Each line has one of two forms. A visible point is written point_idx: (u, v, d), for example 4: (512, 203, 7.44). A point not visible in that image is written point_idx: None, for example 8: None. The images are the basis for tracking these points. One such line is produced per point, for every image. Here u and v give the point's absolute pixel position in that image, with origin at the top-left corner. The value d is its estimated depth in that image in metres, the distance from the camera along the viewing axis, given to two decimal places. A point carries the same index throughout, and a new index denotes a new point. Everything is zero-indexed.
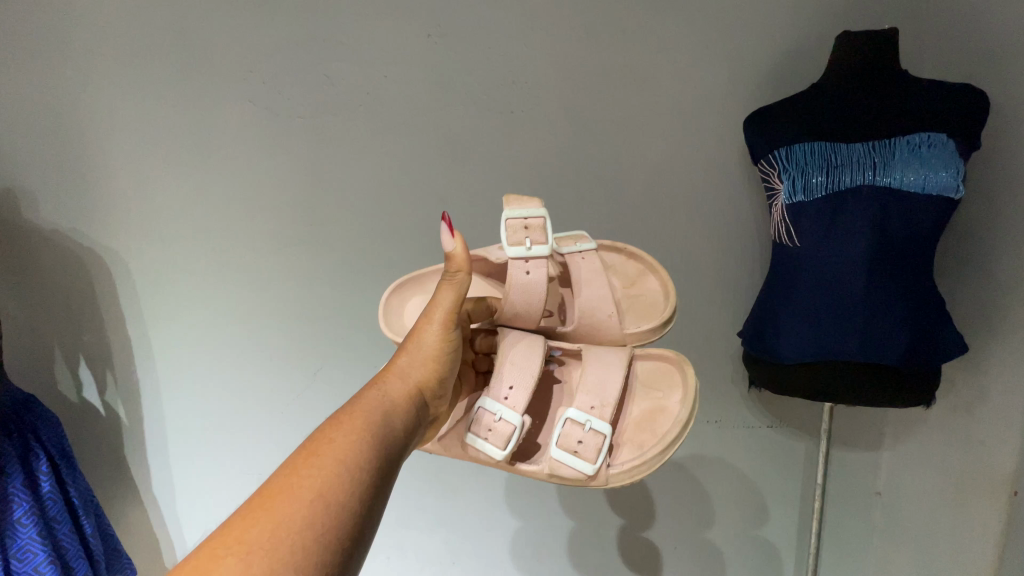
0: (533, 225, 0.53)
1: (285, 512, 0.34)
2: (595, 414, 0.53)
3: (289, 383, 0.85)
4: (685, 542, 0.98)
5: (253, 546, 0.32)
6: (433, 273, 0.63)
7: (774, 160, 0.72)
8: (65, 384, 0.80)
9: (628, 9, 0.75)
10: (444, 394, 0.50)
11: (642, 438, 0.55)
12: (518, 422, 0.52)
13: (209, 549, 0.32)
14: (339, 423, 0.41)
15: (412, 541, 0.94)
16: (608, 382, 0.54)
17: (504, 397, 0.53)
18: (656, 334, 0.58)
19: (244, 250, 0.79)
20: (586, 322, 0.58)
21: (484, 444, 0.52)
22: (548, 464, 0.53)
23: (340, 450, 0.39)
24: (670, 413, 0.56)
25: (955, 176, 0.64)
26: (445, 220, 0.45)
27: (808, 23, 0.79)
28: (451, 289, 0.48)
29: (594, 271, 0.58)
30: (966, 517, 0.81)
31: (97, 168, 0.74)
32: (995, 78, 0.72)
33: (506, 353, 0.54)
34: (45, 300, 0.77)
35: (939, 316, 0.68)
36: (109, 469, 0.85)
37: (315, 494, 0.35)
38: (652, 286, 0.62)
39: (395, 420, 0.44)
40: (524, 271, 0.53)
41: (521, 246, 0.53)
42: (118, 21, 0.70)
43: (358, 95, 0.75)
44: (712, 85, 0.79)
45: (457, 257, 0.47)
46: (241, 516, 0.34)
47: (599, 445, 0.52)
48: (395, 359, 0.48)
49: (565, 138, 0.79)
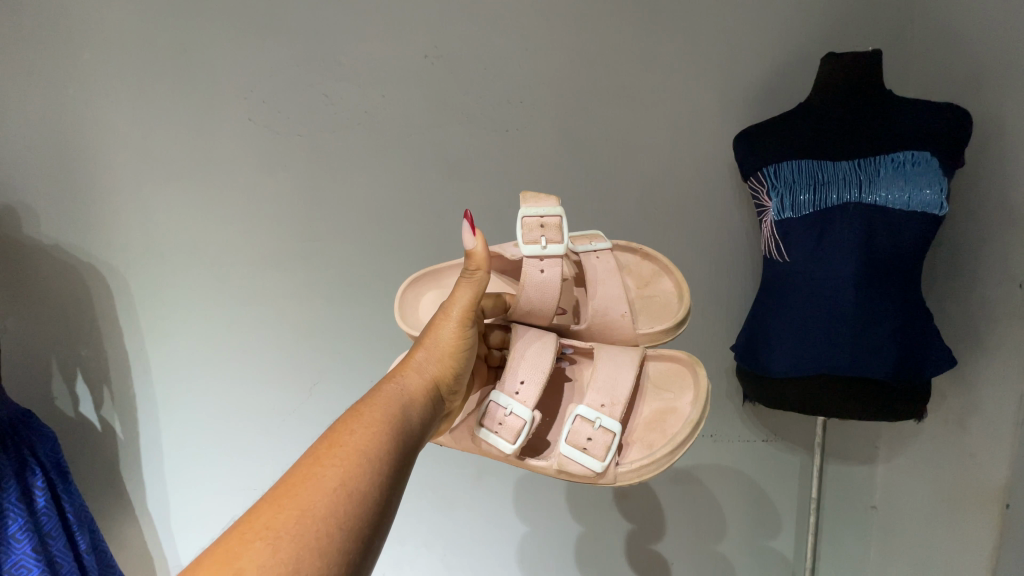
0: (549, 224, 0.54)
1: (310, 500, 0.34)
2: (606, 412, 0.54)
3: (285, 397, 0.84)
4: (684, 557, 0.98)
5: (279, 531, 0.33)
6: (449, 270, 0.64)
7: (763, 177, 0.74)
8: (58, 400, 0.79)
9: (621, 33, 0.78)
10: (458, 390, 0.51)
11: (652, 439, 0.55)
12: (528, 417, 0.52)
13: (236, 534, 0.33)
14: (358, 414, 0.42)
15: (409, 558, 0.93)
16: (619, 380, 0.54)
17: (516, 392, 0.54)
18: (669, 335, 0.59)
19: (243, 265, 0.79)
20: (598, 320, 0.59)
21: (495, 438, 0.52)
22: (557, 460, 0.53)
23: (362, 442, 0.39)
24: (680, 414, 0.56)
25: (938, 194, 0.66)
26: (468, 218, 0.47)
27: (794, 47, 0.82)
28: (470, 286, 0.49)
29: (608, 270, 0.59)
30: (958, 529, 0.82)
31: (98, 183, 0.74)
32: (974, 101, 0.75)
33: (520, 350, 0.55)
34: (40, 315, 0.77)
35: (928, 326, 0.70)
36: (101, 487, 0.83)
37: (338, 483, 0.36)
38: (665, 287, 0.62)
39: (413, 414, 0.44)
40: (539, 269, 0.54)
41: (536, 245, 0.53)
42: (123, 40, 0.71)
43: (358, 113, 0.76)
44: (704, 106, 0.81)
45: (476, 254, 0.48)
46: (267, 503, 0.35)
47: (609, 442, 0.52)
48: (413, 354, 0.49)
49: (563, 156, 0.80)
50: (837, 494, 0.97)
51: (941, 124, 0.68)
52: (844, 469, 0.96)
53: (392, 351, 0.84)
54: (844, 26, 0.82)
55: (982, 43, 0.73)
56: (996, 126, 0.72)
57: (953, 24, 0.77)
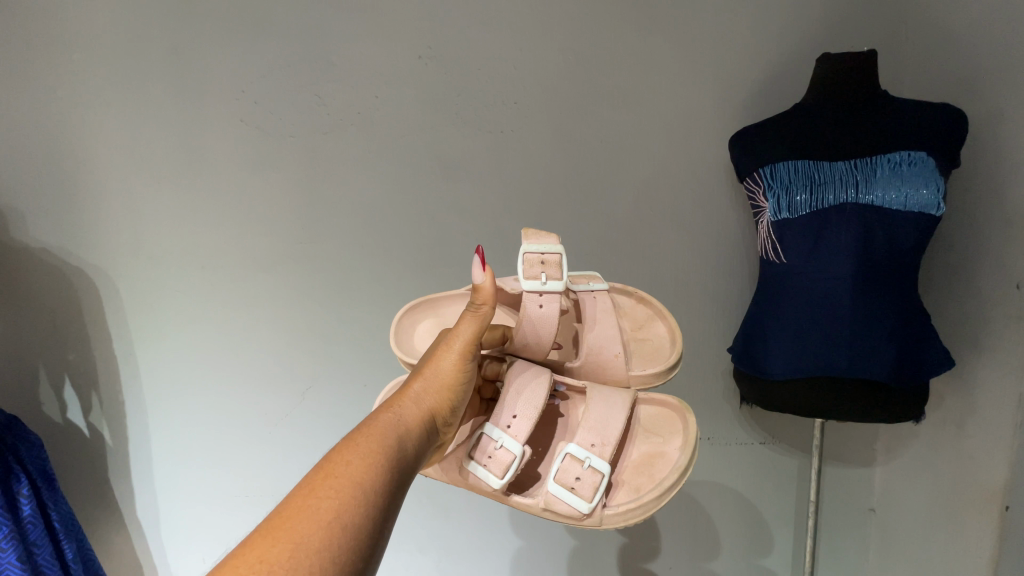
0: (549, 260, 0.53)
1: (305, 533, 0.34)
2: (595, 452, 0.53)
3: (278, 402, 0.83)
4: (682, 563, 0.97)
5: (273, 565, 0.32)
6: (446, 298, 0.63)
7: (759, 177, 0.73)
8: (45, 407, 0.78)
9: (615, 35, 0.78)
10: (454, 421, 0.50)
11: (640, 482, 0.54)
12: (519, 451, 0.52)
13: (229, 567, 0.32)
14: (354, 444, 0.41)
15: (404, 565, 0.92)
16: (612, 420, 0.54)
17: (507, 425, 0.53)
18: (661, 379, 0.57)
19: (235, 269, 0.78)
20: (592, 359, 0.58)
21: (483, 471, 0.52)
22: (544, 498, 0.52)
23: (357, 473, 0.39)
24: (669, 459, 0.55)
25: (935, 194, 0.66)
26: (479, 255, 0.46)
27: (789, 48, 0.82)
28: (473, 320, 0.49)
29: (605, 311, 0.58)
30: (956, 532, 0.81)
31: (88, 185, 0.73)
32: (969, 104, 0.75)
33: (512, 381, 0.54)
34: (28, 321, 0.75)
35: (926, 350, 0.69)
36: (88, 495, 0.81)
37: (333, 516, 0.35)
38: (659, 332, 0.62)
39: (407, 443, 0.44)
40: (538, 305, 0.53)
41: (536, 280, 0.52)
42: (111, 42, 0.71)
43: (350, 114, 0.75)
44: (699, 107, 0.81)
45: (484, 290, 0.47)
46: (261, 535, 0.34)
47: (597, 483, 0.52)
48: (410, 384, 0.48)
49: (558, 158, 0.80)
50: (834, 497, 0.97)
51: (936, 123, 0.67)
52: (841, 472, 0.96)
53: (386, 355, 0.83)
54: (838, 29, 0.82)
55: (977, 45, 0.73)
56: (990, 125, 0.72)
57: (947, 26, 0.77)
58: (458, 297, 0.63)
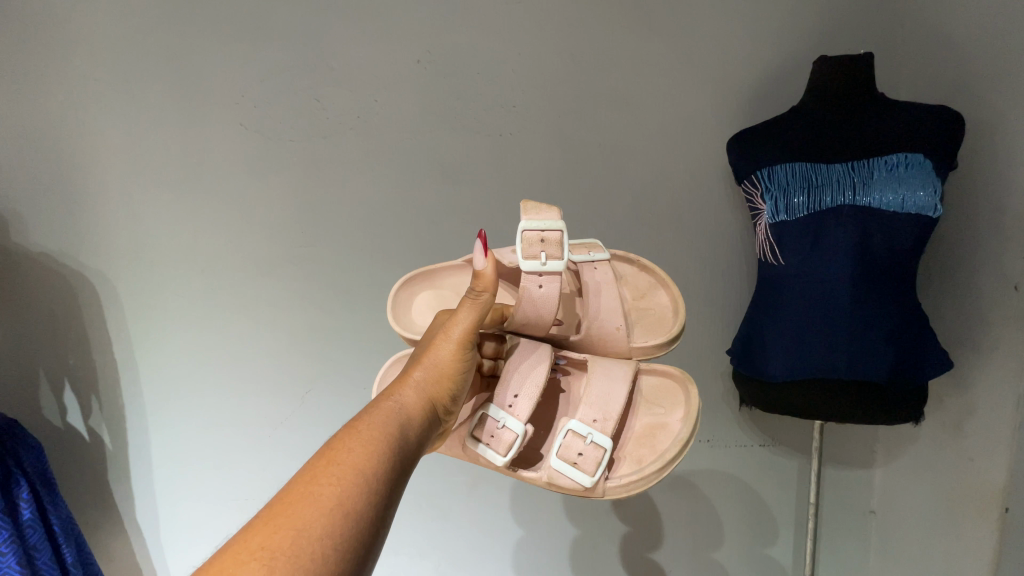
0: (549, 238, 0.52)
1: (307, 519, 0.34)
2: (597, 427, 0.53)
3: (277, 405, 0.83)
4: (682, 565, 0.97)
5: (275, 551, 0.32)
6: (445, 268, 0.63)
7: (756, 180, 0.74)
8: (46, 411, 0.78)
9: (613, 39, 0.78)
10: (455, 408, 0.50)
11: (641, 454, 0.55)
12: (520, 430, 0.52)
13: (230, 553, 0.32)
14: (355, 432, 0.41)
15: (404, 568, 0.92)
16: (613, 395, 0.54)
17: (509, 405, 0.53)
18: (662, 350, 0.58)
19: (235, 273, 0.78)
20: (594, 333, 0.58)
21: (485, 449, 0.52)
22: (547, 473, 0.53)
23: (359, 460, 0.39)
24: (670, 431, 0.56)
25: (933, 196, 0.66)
26: (480, 239, 0.46)
27: (786, 51, 0.82)
28: (473, 307, 0.49)
29: (606, 283, 0.57)
30: (956, 534, 0.81)
31: (88, 190, 0.74)
32: (966, 107, 0.75)
33: (515, 364, 0.55)
34: (28, 325, 0.75)
35: (923, 333, 0.69)
36: (87, 499, 0.81)
37: (336, 502, 0.35)
38: (661, 301, 0.61)
39: (409, 430, 0.44)
40: (538, 285, 0.52)
41: (536, 260, 0.51)
42: (112, 48, 0.71)
43: (349, 119, 0.75)
44: (698, 111, 0.81)
45: (485, 276, 0.47)
46: (263, 522, 0.34)
47: (599, 458, 0.52)
48: (410, 372, 0.48)
49: (556, 161, 0.80)
50: (834, 499, 0.97)
51: (933, 125, 0.68)
52: (841, 474, 0.96)
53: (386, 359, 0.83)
54: (834, 32, 0.83)
55: (974, 48, 0.73)
56: (987, 127, 0.72)
57: (945, 29, 0.77)
58: (456, 268, 0.63)
